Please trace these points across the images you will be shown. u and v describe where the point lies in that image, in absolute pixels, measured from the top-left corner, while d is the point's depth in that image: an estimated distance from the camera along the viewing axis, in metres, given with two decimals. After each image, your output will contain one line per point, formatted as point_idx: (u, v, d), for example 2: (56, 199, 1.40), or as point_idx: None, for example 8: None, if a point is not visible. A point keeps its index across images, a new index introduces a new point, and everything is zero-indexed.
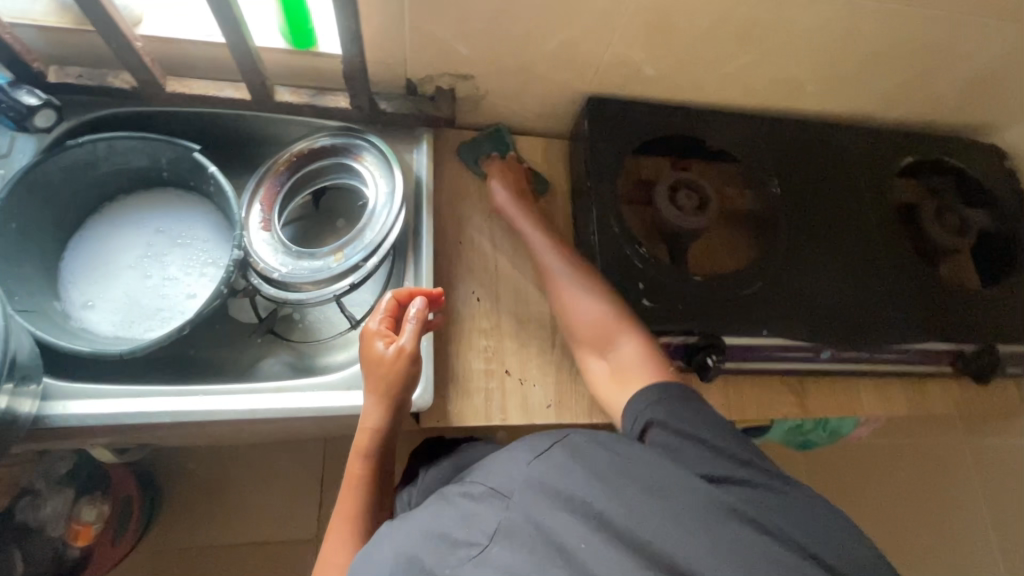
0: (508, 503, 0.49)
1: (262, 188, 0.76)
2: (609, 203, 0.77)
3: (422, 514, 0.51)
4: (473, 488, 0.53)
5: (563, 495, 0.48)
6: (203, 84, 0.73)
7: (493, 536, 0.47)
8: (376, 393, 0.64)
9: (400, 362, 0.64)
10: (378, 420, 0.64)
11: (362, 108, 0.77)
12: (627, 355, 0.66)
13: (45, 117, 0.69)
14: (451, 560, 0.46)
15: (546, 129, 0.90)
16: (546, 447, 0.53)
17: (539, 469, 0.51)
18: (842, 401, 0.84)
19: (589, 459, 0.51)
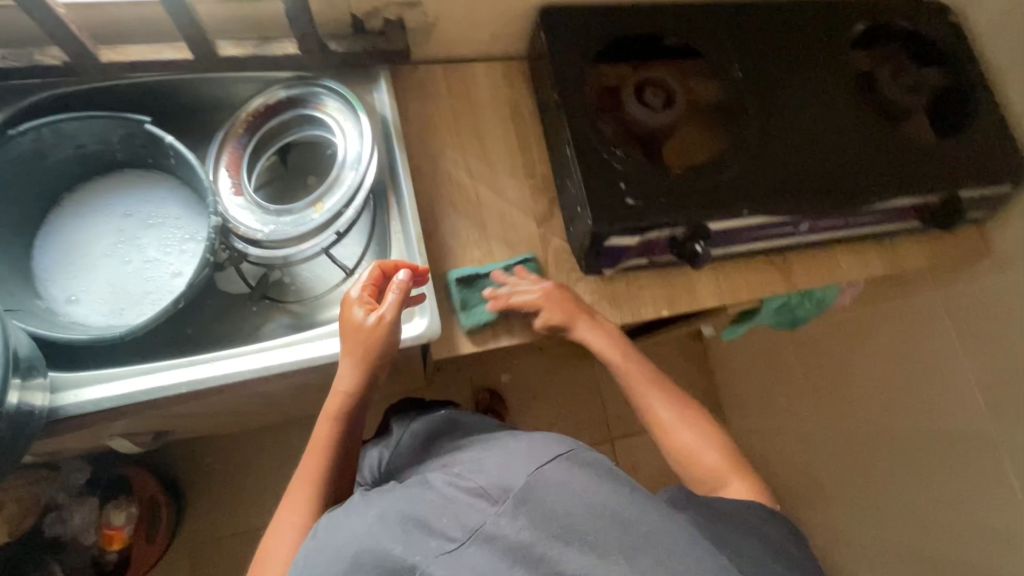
0: (497, 507, 0.52)
1: (224, 153, 0.74)
2: (578, 112, 0.77)
3: (400, 494, 0.56)
4: (465, 484, 0.56)
5: (547, 513, 0.50)
6: (139, 49, 0.69)
7: (471, 535, 0.51)
8: (353, 358, 0.66)
9: (376, 333, 0.65)
10: (349, 386, 0.67)
11: (312, 52, 0.74)
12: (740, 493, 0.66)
13: None
14: (426, 553, 0.50)
15: (502, 52, 0.88)
16: (549, 457, 0.54)
17: (536, 480, 0.52)
18: (822, 270, 0.89)
19: (583, 479, 0.52)
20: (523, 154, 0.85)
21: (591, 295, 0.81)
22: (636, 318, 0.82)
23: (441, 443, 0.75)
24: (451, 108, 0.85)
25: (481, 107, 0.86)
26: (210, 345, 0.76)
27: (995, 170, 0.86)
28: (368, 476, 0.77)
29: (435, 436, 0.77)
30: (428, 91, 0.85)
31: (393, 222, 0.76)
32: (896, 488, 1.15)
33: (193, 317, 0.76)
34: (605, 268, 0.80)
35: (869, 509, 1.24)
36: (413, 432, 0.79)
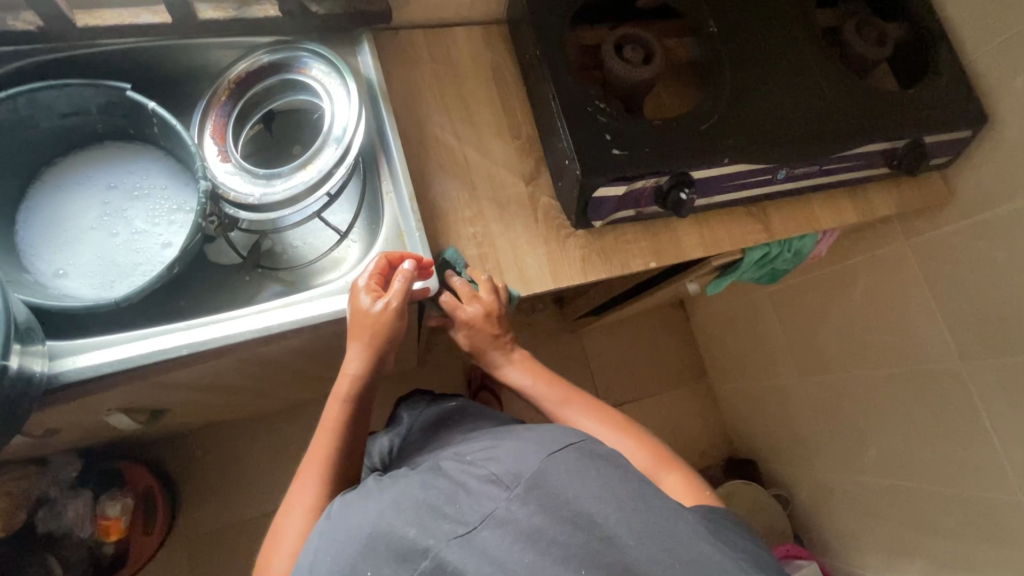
0: (509, 491, 0.52)
1: (208, 121, 0.74)
2: (561, 69, 0.78)
3: (412, 481, 0.55)
4: (477, 470, 0.55)
5: (561, 498, 0.50)
6: (116, 13, 0.68)
7: (483, 521, 0.50)
8: (364, 343, 0.66)
9: (382, 321, 0.66)
10: (357, 368, 0.67)
11: (293, 14, 0.74)
12: (674, 487, 0.64)
13: None
14: (438, 536, 0.49)
15: (482, 17, 0.89)
16: (562, 446, 0.55)
17: (551, 466, 0.53)
18: (799, 219, 0.93)
19: (594, 470, 0.53)
20: (508, 117, 0.87)
21: (581, 249, 0.83)
22: (626, 270, 0.84)
23: (452, 429, 0.77)
24: (434, 73, 0.86)
25: (465, 73, 0.87)
26: (206, 313, 0.76)
27: (957, 116, 0.90)
28: (378, 462, 0.78)
29: (444, 422, 0.79)
30: (411, 56, 0.85)
31: (384, 183, 0.77)
32: (874, 432, 1.21)
33: (183, 289, 0.75)
34: (595, 221, 0.81)
35: (850, 456, 1.30)
36: (423, 421, 0.81)
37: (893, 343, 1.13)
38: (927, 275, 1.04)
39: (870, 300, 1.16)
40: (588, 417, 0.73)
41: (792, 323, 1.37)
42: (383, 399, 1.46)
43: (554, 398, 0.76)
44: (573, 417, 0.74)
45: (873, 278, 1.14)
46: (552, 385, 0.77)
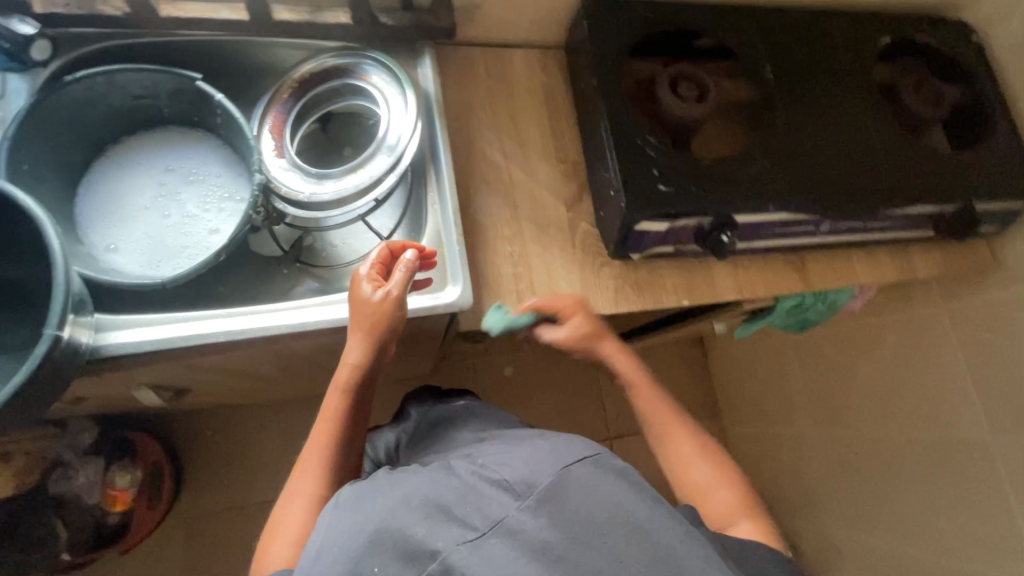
0: (521, 500, 0.51)
1: (268, 117, 0.76)
2: (615, 100, 0.79)
3: (424, 478, 0.54)
4: (489, 474, 0.54)
5: (573, 514, 0.49)
6: (198, 7, 0.71)
7: (492, 527, 0.49)
8: (363, 333, 0.66)
9: (381, 310, 0.65)
10: (358, 358, 0.67)
11: (361, 23, 0.76)
12: (744, 531, 0.64)
13: (41, 48, 0.67)
14: (446, 539, 0.48)
15: (540, 41, 0.91)
16: (578, 458, 0.54)
17: (566, 480, 0.52)
18: (837, 273, 0.92)
19: (608, 489, 0.51)
20: (556, 141, 0.88)
21: (615, 279, 0.83)
22: (658, 305, 0.84)
23: (453, 427, 0.77)
24: (488, 91, 0.87)
25: (518, 94, 0.88)
26: (242, 302, 0.77)
27: (1011, 186, 0.89)
28: (382, 456, 0.80)
29: (447, 420, 0.79)
30: (467, 73, 0.87)
31: (428, 194, 0.78)
32: (891, 497, 1.18)
33: (224, 276, 0.77)
34: (633, 253, 0.81)
35: (864, 518, 1.26)
36: (428, 418, 0.81)
37: (920, 408, 1.10)
38: (963, 343, 1.02)
39: (901, 361, 1.13)
40: (683, 437, 0.73)
41: (815, 374, 1.34)
42: (394, 402, 1.47)
43: (654, 408, 0.76)
44: (669, 432, 0.74)
45: (906, 339, 1.12)
46: (657, 397, 0.77)
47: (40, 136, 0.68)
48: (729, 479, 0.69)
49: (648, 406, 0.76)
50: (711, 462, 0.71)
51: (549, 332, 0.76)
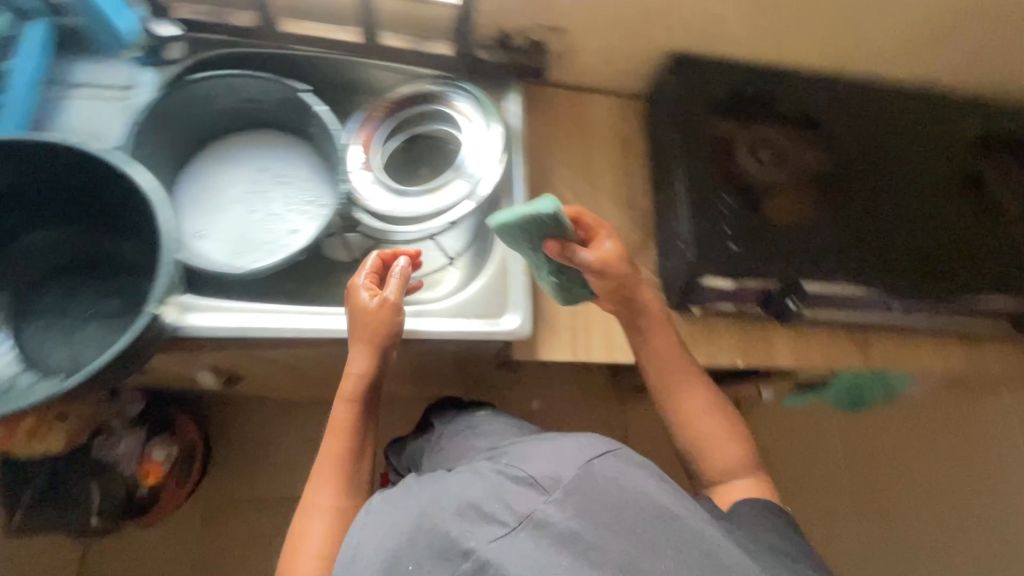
0: (548, 495, 0.49)
1: (359, 131, 0.80)
2: (692, 155, 0.80)
3: (452, 479, 0.53)
4: (514, 472, 0.51)
5: (601, 515, 0.47)
6: (316, 27, 0.77)
7: (523, 522, 0.47)
8: (366, 343, 0.66)
9: (381, 316, 0.66)
10: (361, 368, 0.66)
11: (460, 57, 0.80)
12: (740, 487, 0.64)
13: (178, 48, 0.74)
14: (478, 538, 0.47)
15: (622, 90, 0.93)
16: (604, 451, 0.51)
17: (595, 477, 0.49)
18: (901, 355, 0.88)
19: (637, 485, 0.48)
20: (626, 187, 0.89)
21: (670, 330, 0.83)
22: (711, 362, 0.83)
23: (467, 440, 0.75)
24: (567, 132, 0.90)
25: (595, 138, 0.91)
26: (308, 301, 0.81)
27: None
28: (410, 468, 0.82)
29: (464, 433, 0.77)
30: (549, 112, 0.90)
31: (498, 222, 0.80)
32: None
33: (295, 275, 0.80)
34: (692, 305, 0.80)
35: None
36: (447, 431, 0.80)
37: None
38: None
39: None
40: (696, 388, 0.69)
41: None
42: None
43: (670, 356, 0.69)
44: (685, 384, 0.69)
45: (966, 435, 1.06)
46: (670, 341, 0.70)
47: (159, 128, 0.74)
48: (732, 430, 0.67)
49: (666, 351, 0.70)
50: (721, 411, 0.68)
51: (582, 253, 0.64)
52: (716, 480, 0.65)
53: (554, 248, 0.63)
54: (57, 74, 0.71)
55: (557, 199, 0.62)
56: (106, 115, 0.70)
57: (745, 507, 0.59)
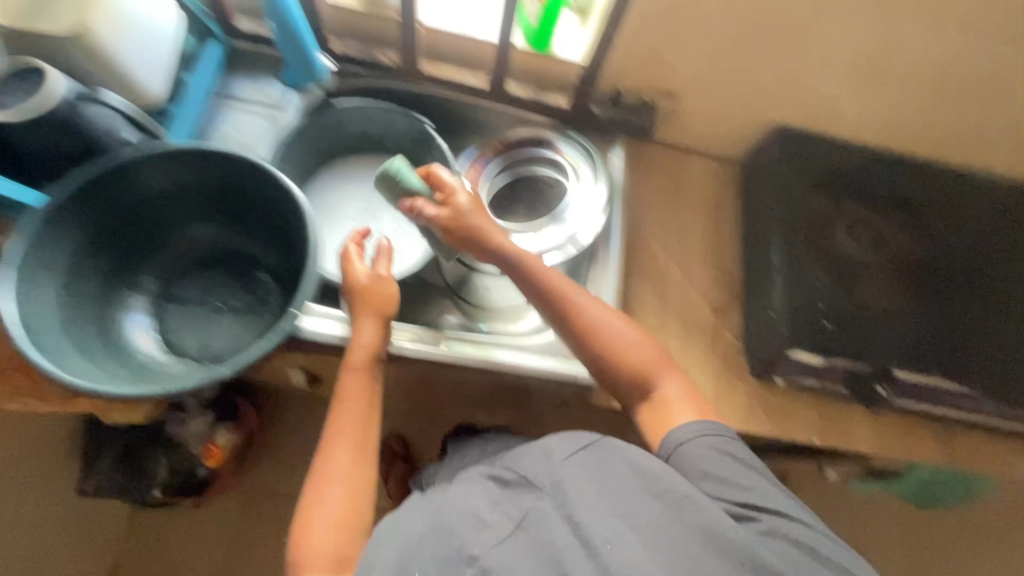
0: (539, 493, 0.55)
1: (469, 166, 0.84)
2: (790, 229, 0.82)
3: (456, 490, 0.59)
4: (505, 476, 0.58)
5: (586, 503, 0.52)
6: (450, 69, 0.83)
7: (519, 525, 0.53)
8: (376, 312, 0.69)
9: (379, 289, 0.70)
10: (368, 338, 0.68)
11: (576, 109, 0.85)
12: (675, 397, 0.64)
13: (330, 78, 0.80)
14: (479, 544, 0.52)
15: (721, 153, 0.95)
16: (581, 446, 0.58)
17: (573, 472, 0.55)
18: (990, 459, 0.84)
19: (615, 471, 0.55)
20: (716, 248, 0.91)
21: (750, 397, 0.83)
22: (788, 435, 0.82)
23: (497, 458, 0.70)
24: (663, 187, 0.93)
25: (690, 197, 0.93)
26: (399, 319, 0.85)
27: None
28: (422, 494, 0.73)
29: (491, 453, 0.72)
30: (648, 167, 0.93)
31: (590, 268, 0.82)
32: None
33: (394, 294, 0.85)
34: (776, 375, 0.80)
35: None
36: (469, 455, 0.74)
37: None
38: None
39: None
40: (595, 305, 0.67)
41: None
42: None
43: (552, 289, 0.66)
44: (580, 305, 0.66)
45: None
46: (563, 280, 0.67)
47: (301, 147, 0.80)
48: (648, 339, 0.67)
49: (562, 288, 0.66)
50: (636, 329, 0.67)
51: (427, 209, 0.67)
52: (653, 415, 0.64)
53: (419, 206, 0.67)
54: (220, 87, 0.79)
55: (402, 163, 0.68)
56: (256, 129, 0.79)
57: (682, 435, 0.60)
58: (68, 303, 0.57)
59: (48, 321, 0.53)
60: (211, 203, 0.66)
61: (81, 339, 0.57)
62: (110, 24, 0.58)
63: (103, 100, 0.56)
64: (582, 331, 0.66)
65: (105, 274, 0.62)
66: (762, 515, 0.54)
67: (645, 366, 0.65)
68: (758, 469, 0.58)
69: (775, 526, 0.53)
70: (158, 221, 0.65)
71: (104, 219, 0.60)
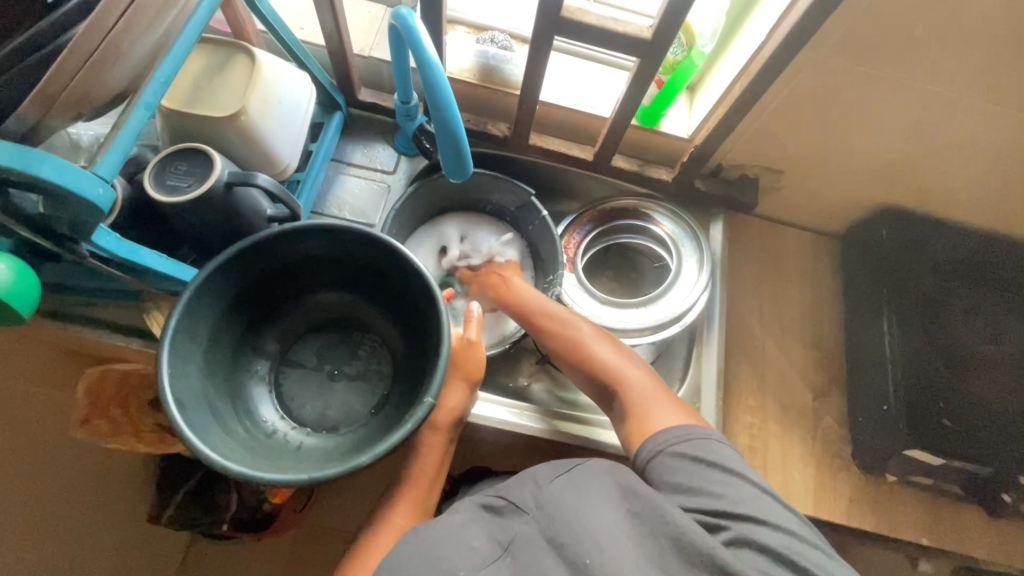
0: (524, 516, 0.48)
1: (568, 234, 0.85)
2: (905, 319, 0.78)
3: (448, 514, 0.50)
4: (492, 500, 0.51)
5: (573, 522, 0.46)
6: (557, 141, 0.84)
7: (506, 548, 0.46)
8: (463, 377, 0.66)
9: (469, 354, 0.67)
10: (456, 401, 0.66)
11: (679, 184, 0.84)
12: (646, 396, 0.60)
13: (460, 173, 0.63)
14: (465, 567, 0.45)
15: (819, 228, 0.93)
16: (565, 469, 0.51)
17: (560, 492, 0.48)
18: None
19: (603, 490, 0.48)
20: (814, 327, 0.89)
21: (852, 489, 0.80)
22: (894, 533, 0.78)
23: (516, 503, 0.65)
24: (760, 261, 0.91)
25: (788, 272, 0.91)
26: (490, 390, 0.84)
27: None
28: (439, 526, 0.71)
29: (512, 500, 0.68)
30: (744, 240, 0.92)
31: (690, 348, 0.82)
32: None
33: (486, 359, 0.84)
34: (888, 472, 0.78)
35: None
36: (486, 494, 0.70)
37: None
38: None
39: None
40: (584, 321, 0.69)
41: None
42: None
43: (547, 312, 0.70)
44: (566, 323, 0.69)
45: None
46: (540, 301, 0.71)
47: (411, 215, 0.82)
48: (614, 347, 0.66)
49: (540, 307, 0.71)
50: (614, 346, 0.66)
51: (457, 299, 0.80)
52: (634, 418, 0.59)
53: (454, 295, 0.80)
54: (336, 153, 0.82)
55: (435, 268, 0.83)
56: (369, 196, 0.81)
57: (659, 443, 0.54)
58: (207, 373, 0.58)
59: (191, 395, 0.54)
60: (337, 271, 0.67)
61: (217, 408, 0.58)
62: (260, 107, 0.61)
63: (255, 182, 0.56)
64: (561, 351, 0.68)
65: (238, 339, 0.63)
66: (731, 522, 0.47)
67: (612, 376, 0.63)
68: (740, 474, 0.50)
69: (743, 534, 0.46)
70: (292, 289, 0.67)
71: (244, 290, 0.61)
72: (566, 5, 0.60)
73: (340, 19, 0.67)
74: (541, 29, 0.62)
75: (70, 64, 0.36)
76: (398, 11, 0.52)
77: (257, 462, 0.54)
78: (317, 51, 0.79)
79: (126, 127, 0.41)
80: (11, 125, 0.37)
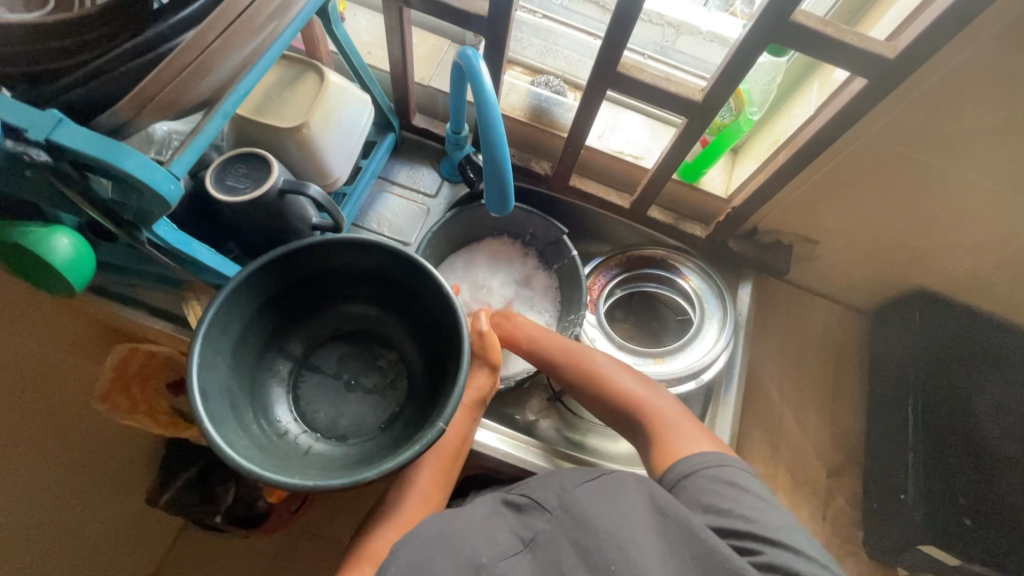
0: (548, 516, 0.49)
1: (596, 275, 0.85)
2: (932, 407, 0.75)
3: (479, 511, 0.50)
4: (514, 497, 0.52)
5: (594, 522, 0.46)
6: (596, 185, 0.85)
7: (528, 544, 0.47)
8: (488, 365, 0.68)
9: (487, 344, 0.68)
10: (484, 383, 0.67)
11: (712, 241, 0.85)
12: (669, 425, 0.58)
13: (499, 205, 0.64)
14: (493, 555, 0.46)
15: (848, 301, 0.92)
16: (591, 476, 0.51)
17: (579, 495, 0.49)
18: None
19: (629, 499, 0.47)
20: (833, 403, 0.87)
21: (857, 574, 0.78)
22: None
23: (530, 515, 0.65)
24: (783, 327, 0.90)
25: (813, 341, 0.90)
26: (498, 420, 0.84)
27: None
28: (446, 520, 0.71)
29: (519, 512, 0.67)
30: (771, 304, 0.92)
31: (705, 406, 0.81)
32: None
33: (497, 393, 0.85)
34: (897, 564, 0.76)
35: None
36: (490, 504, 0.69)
37: None
38: None
39: None
40: (593, 350, 0.68)
41: None
42: None
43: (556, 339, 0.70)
44: (582, 348, 0.69)
45: None
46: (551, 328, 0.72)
47: (448, 240, 0.84)
48: (632, 375, 0.65)
49: (546, 337, 0.71)
50: (633, 376, 0.65)
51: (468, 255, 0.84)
52: (659, 444, 0.58)
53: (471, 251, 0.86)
54: (384, 171, 0.86)
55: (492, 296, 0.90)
56: (409, 216, 0.84)
57: (689, 464, 0.53)
58: (234, 366, 0.60)
59: (216, 387, 0.56)
60: (369, 286, 0.69)
61: (236, 402, 0.59)
62: (322, 122, 0.65)
63: (305, 191, 0.59)
64: (579, 377, 0.67)
65: (265, 339, 0.66)
66: (764, 546, 0.45)
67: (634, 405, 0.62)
68: (771, 503, 0.49)
69: (774, 560, 0.44)
70: (326, 297, 0.69)
71: (281, 292, 0.63)
72: (622, 61, 0.62)
73: (407, 49, 0.71)
74: (595, 80, 0.64)
75: (164, 74, 0.40)
76: (465, 52, 0.55)
77: (267, 460, 0.55)
78: (380, 75, 0.84)
79: (205, 132, 0.46)
80: (107, 119, 0.41)
